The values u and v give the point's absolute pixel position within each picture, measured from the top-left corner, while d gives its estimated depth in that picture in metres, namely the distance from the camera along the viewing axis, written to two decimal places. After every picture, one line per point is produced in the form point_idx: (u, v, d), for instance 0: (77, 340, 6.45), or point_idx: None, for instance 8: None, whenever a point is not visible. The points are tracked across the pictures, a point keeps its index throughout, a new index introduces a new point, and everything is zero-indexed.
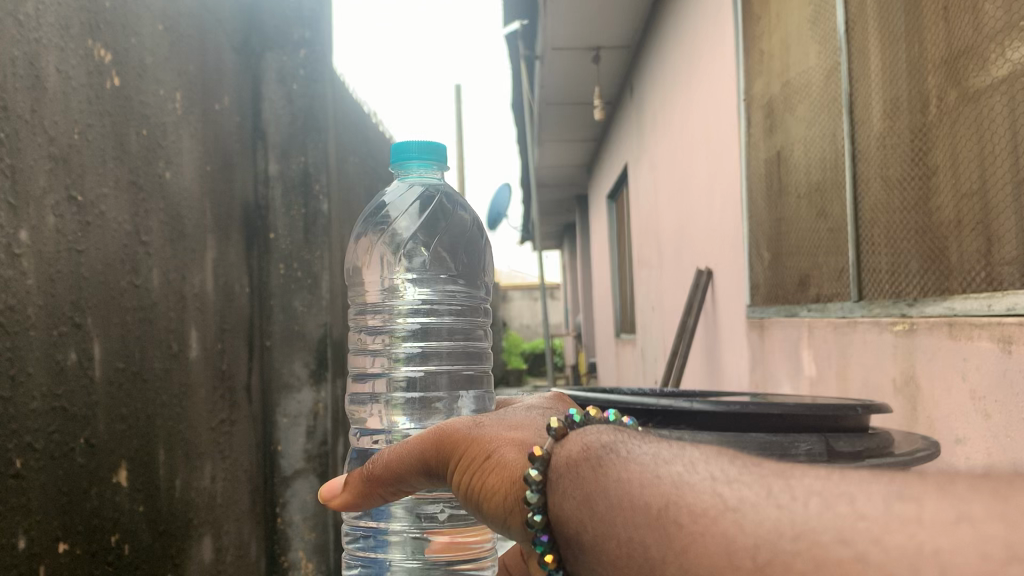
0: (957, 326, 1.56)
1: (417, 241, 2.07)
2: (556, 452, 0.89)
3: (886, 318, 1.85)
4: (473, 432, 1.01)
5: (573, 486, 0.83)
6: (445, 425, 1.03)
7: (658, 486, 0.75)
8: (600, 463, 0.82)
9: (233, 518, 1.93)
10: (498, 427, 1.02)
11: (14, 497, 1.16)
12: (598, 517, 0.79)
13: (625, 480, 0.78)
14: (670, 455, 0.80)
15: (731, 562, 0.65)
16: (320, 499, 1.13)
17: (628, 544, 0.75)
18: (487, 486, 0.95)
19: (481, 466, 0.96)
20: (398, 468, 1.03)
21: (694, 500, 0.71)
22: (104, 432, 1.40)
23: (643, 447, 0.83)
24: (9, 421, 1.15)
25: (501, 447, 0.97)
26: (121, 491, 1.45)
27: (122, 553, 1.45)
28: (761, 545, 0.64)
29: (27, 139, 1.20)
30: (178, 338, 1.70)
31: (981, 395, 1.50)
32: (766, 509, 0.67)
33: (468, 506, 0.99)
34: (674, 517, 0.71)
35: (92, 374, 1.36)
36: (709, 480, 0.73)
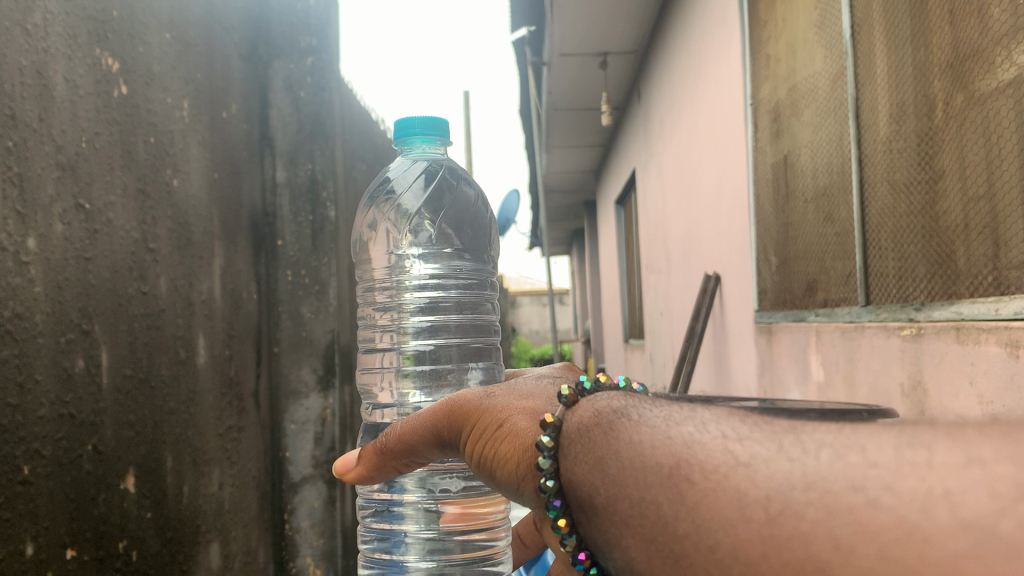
0: (964, 331, 1.55)
1: (423, 216, 2.05)
2: (567, 418, 0.87)
3: (894, 323, 1.84)
4: (484, 402, 1.00)
5: (584, 450, 0.82)
6: (457, 395, 1.03)
7: (669, 446, 0.74)
8: (612, 428, 0.81)
9: (241, 524, 1.93)
10: (508, 396, 1.01)
11: (22, 504, 1.16)
12: (611, 479, 0.77)
13: (637, 442, 0.77)
14: (682, 417, 0.79)
15: (742, 514, 0.65)
16: (336, 470, 1.14)
17: (638, 502, 0.74)
18: (499, 453, 0.95)
19: (493, 432, 0.96)
20: (411, 440, 1.05)
21: (705, 458, 0.71)
22: (112, 439, 1.40)
23: (655, 411, 0.82)
24: (17, 428, 1.16)
25: (512, 416, 0.96)
26: (129, 497, 1.45)
27: (130, 560, 1.45)
28: (772, 498, 0.65)
29: (35, 147, 1.21)
30: (186, 345, 1.70)
31: (989, 399, 1.49)
32: (777, 464, 0.67)
33: (480, 474, 0.99)
34: (686, 475, 0.71)
35: (99, 382, 1.37)
36: (719, 438, 0.72)
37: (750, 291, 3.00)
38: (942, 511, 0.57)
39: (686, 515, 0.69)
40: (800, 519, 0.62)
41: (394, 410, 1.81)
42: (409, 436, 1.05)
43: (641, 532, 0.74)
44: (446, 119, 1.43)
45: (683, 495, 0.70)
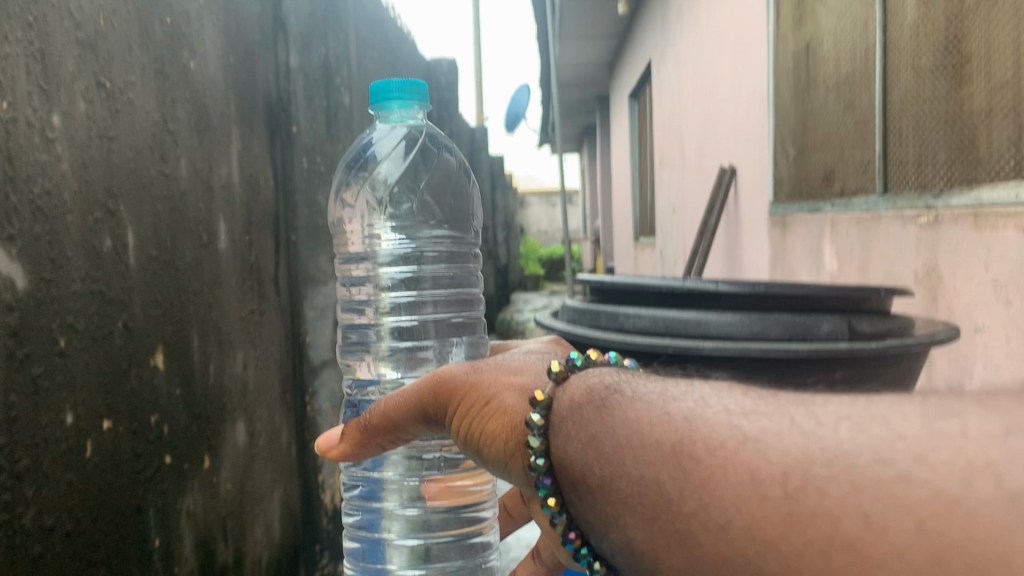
0: (982, 216, 1.56)
1: (402, 189, 2.09)
2: (556, 397, 0.90)
3: (910, 211, 1.84)
4: (472, 377, 1.02)
5: (577, 428, 0.84)
6: (442, 370, 1.06)
7: (668, 423, 0.76)
8: (605, 404, 0.83)
9: (265, 404, 2.01)
10: (497, 371, 1.03)
11: (60, 375, 1.20)
12: (605, 457, 0.79)
13: (633, 419, 0.79)
14: (680, 394, 0.81)
15: (755, 490, 0.66)
16: (321, 445, 1.20)
17: (637, 478, 0.75)
18: (487, 431, 0.98)
19: (478, 410, 0.99)
20: (398, 415, 1.08)
21: (710, 432, 0.72)
22: (141, 317, 1.44)
23: (648, 387, 0.85)
24: (52, 301, 1.19)
25: (499, 392, 0.99)
26: (158, 373, 1.50)
27: (161, 433, 1.52)
28: (792, 470, 0.64)
29: (55, 24, 1.20)
30: (207, 229, 1.73)
31: (1003, 282, 1.52)
32: (791, 438, 0.67)
33: (467, 449, 1.02)
34: (689, 452, 0.71)
35: (126, 261, 1.40)
36: (726, 411, 0.74)
37: (765, 183, 3.00)
38: (986, 484, 0.55)
39: (695, 490, 0.69)
40: (825, 494, 0.62)
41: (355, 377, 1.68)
42: (395, 413, 1.08)
43: (641, 510, 0.74)
44: (422, 83, 1.40)
45: (688, 474, 0.71)
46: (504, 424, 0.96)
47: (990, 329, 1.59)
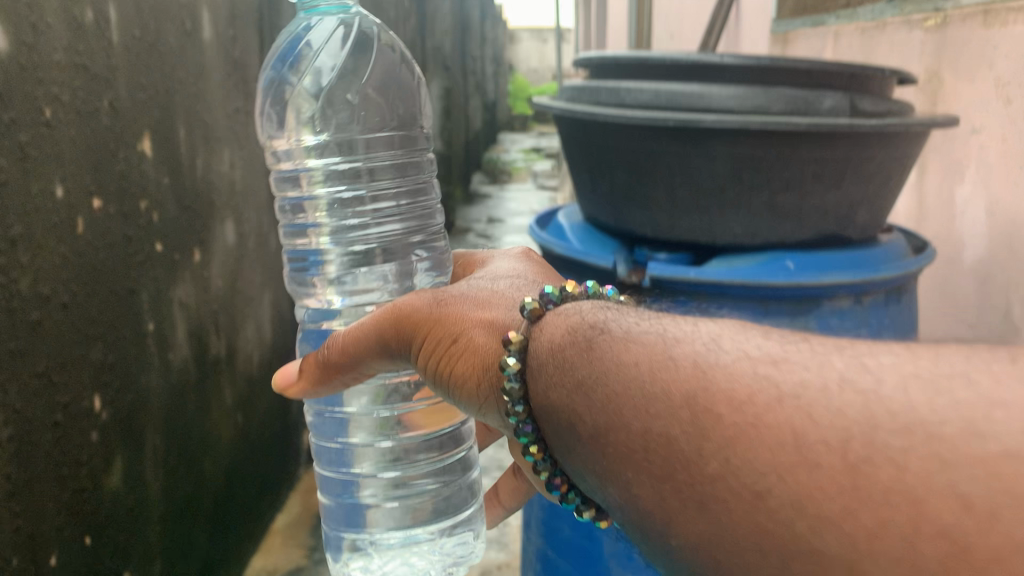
0: (992, 13, 1.75)
1: (336, 84, 1.69)
2: (533, 335, 0.90)
3: (919, 15, 1.97)
4: (436, 311, 0.99)
5: (564, 374, 0.81)
6: (398, 303, 1.03)
7: (685, 368, 0.70)
8: (591, 345, 0.81)
9: (252, 207, 2.02)
10: (464, 304, 1.00)
11: (47, 147, 1.18)
12: (601, 406, 0.75)
13: (627, 366, 0.75)
14: (680, 334, 0.76)
15: (809, 459, 0.59)
16: (277, 384, 1.15)
17: (646, 440, 0.70)
18: (456, 370, 0.97)
19: (445, 346, 0.97)
20: (361, 349, 1.05)
21: (727, 384, 0.67)
22: (126, 99, 1.41)
23: (637, 325, 0.81)
24: (36, 69, 1.14)
25: (468, 327, 0.97)
26: (146, 161, 1.49)
27: (151, 221, 1.51)
28: (858, 435, 0.58)
29: None
30: (191, 17, 1.66)
31: (1006, 81, 1.75)
32: (847, 401, 0.60)
33: (435, 382, 1.01)
34: (704, 406, 0.66)
35: (109, 37, 1.35)
36: (765, 366, 0.67)
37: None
38: None
39: (725, 453, 0.64)
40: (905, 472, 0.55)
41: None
42: (356, 349, 1.05)
43: (664, 477, 0.68)
44: None
45: (707, 432, 0.65)
46: (472, 361, 0.95)
47: (987, 130, 1.83)
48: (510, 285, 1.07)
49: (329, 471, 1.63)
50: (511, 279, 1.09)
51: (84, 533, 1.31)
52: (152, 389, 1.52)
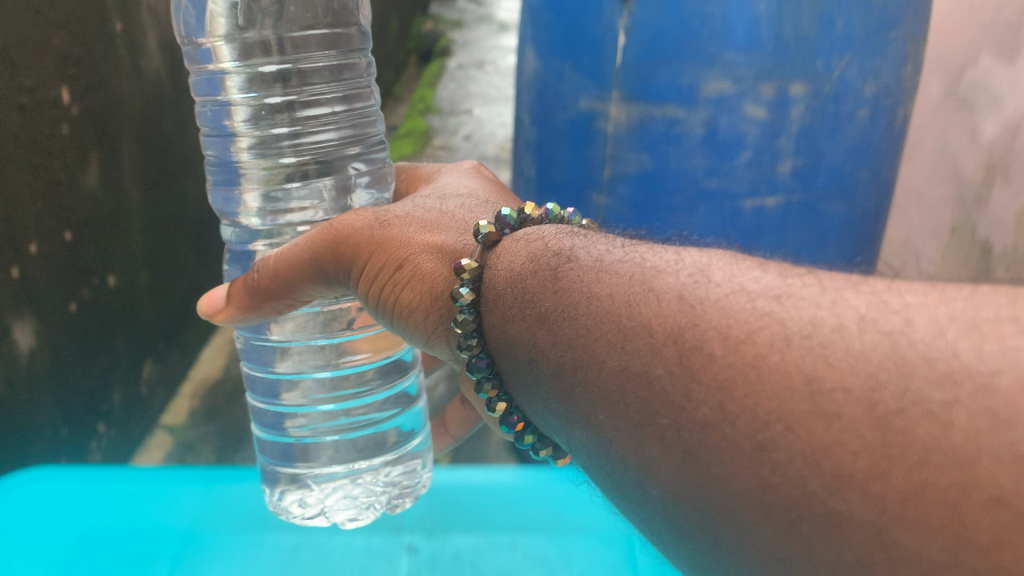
0: None
1: None
2: (494, 265, 0.38)
3: None
4: (378, 234, 0.42)
5: (508, 300, 0.37)
6: (337, 219, 0.43)
7: (658, 281, 0.32)
8: (556, 277, 0.35)
9: None
10: (417, 232, 0.42)
11: None
12: (551, 343, 0.34)
13: (597, 295, 0.33)
14: (670, 260, 0.33)
15: (816, 409, 0.25)
16: (206, 314, 0.49)
17: (615, 375, 0.31)
18: (404, 313, 0.41)
19: (387, 284, 0.41)
20: (296, 274, 0.44)
21: (722, 306, 0.29)
22: None
23: (615, 252, 0.35)
24: None
25: (421, 260, 0.40)
26: None
27: None
28: (883, 384, 0.25)
29: None
30: None
31: None
32: (871, 333, 0.26)
33: (395, 331, 0.43)
34: (673, 322, 0.30)
35: None
36: (775, 298, 0.29)
37: None
38: None
39: (715, 396, 0.28)
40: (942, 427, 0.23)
41: (233, 94, 0.54)
42: (287, 276, 0.44)
43: (625, 411, 0.30)
44: None
45: (730, 389, 0.27)
46: (430, 303, 0.40)
47: None
48: (469, 203, 0.46)
49: (255, 407, 0.59)
50: (471, 190, 0.49)
51: (113, 302, 0.73)
52: (125, 98, 0.72)
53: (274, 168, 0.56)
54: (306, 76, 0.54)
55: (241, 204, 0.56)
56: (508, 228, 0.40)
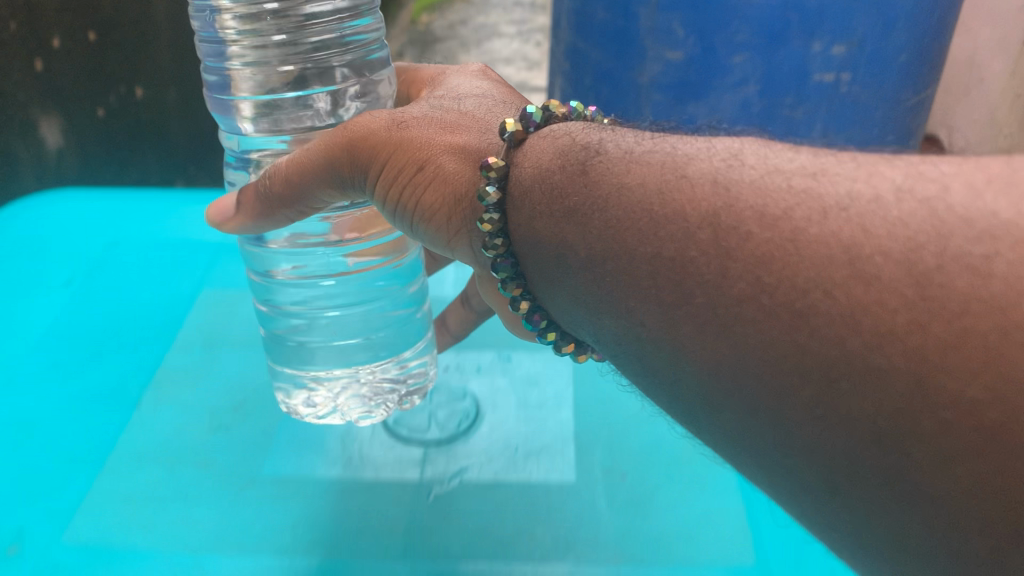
0: None
1: None
2: (522, 165, 0.38)
3: None
4: (396, 134, 0.41)
5: (539, 201, 0.37)
6: (352, 122, 0.42)
7: (693, 170, 0.33)
8: (585, 171, 0.36)
9: None
10: (434, 131, 0.41)
11: None
12: (584, 232, 0.35)
13: (629, 188, 0.34)
14: (699, 150, 0.34)
15: (855, 272, 0.27)
16: (216, 224, 0.50)
17: (648, 260, 0.32)
18: (426, 215, 0.41)
19: (408, 186, 0.41)
20: (309, 181, 0.43)
21: (761, 190, 0.30)
22: None
23: (646, 145, 0.36)
24: None
25: (444, 160, 0.40)
26: None
27: None
28: (917, 244, 0.26)
29: None
30: None
31: None
32: (906, 203, 0.27)
33: (415, 236, 0.43)
34: (714, 207, 0.31)
35: None
36: (810, 177, 0.30)
37: None
38: None
39: (752, 269, 0.29)
40: (978, 275, 0.25)
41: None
42: (298, 182, 0.43)
43: (658, 296, 0.32)
44: None
45: (767, 262, 0.28)
46: (451, 207, 0.40)
47: None
48: (485, 103, 0.46)
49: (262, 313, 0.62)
50: (488, 90, 0.48)
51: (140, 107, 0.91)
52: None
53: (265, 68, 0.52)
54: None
55: (236, 114, 0.53)
56: (535, 127, 0.40)
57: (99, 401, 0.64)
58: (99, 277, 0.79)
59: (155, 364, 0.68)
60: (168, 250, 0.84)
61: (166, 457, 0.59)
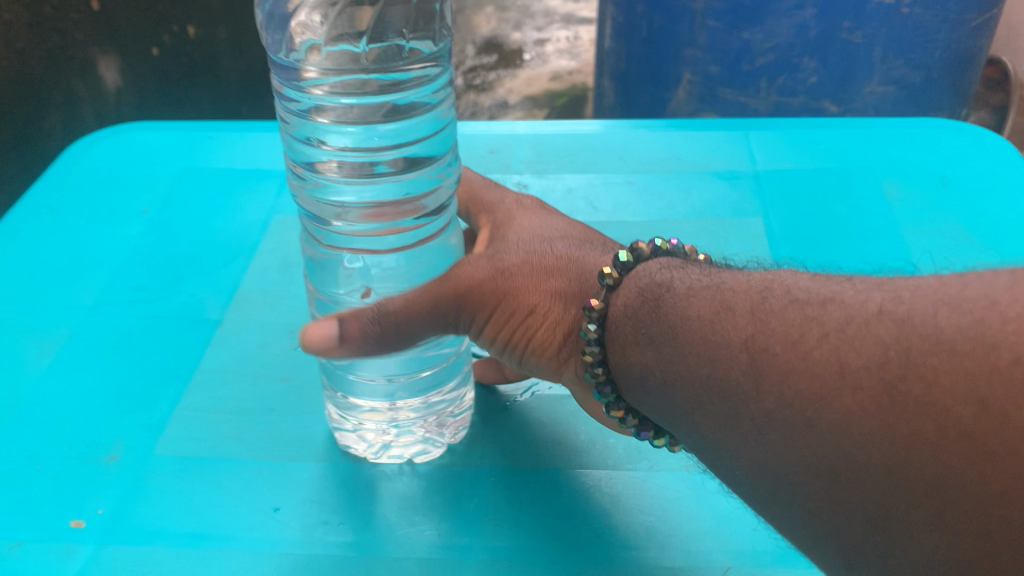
0: None
1: None
2: (614, 302, 0.48)
3: None
4: (502, 284, 0.50)
5: (624, 330, 0.46)
6: (455, 273, 0.51)
7: (735, 299, 0.42)
8: (657, 305, 0.45)
9: None
10: (533, 273, 0.51)
11: None
12: (665, 355, 0.44)
13: (691, 317, 0.43)
14: (741, 283, 0.43)
15: (847, 385, 0.36)
16: (313, 348, 0.49)
17: (704, 376, 0.42)
18: (537, 346, 0.51)
19: (517, 323, 0.51)
20: (421, 319, 0.49)
21: (779, 318, 0.40)
22: None
23: (701, 278, 0.46)
24: None
25: (546, 303, 0.50)
26: None
27: None
28: (889, 357, 0.36)
29: None
30: None
31: None
32: (884, 324, 0.37)
33: (525, 365, 0.53)
34: (751, 335, 0.40)
35: None
36: (819, 305, 0.39)
37: None
38: None
39: (779, 386, 0.39)
40: (929, 384, 0.34)
41: (301, 8, 0.54)
42: (408, 322, 0.49)
43: (715, 403, 0.41)
44: None
45: (787, 380, 0.38)
46: (562, 342, 0.51)
47: None
48: (572, 243, 0.54)
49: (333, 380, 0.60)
50: (552, 225, 0.56)
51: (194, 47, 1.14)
52: None
53: (335, 106, 0.55)
54: (383, 21, 0.54)
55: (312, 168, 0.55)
56: (627, 269, 0.49)
57: (182, 321, 0.73)
58: (175, 205, 0.86)
59: (233, 286, 0.77)
60: (237, 169, 0.90)
61: (250, 373, 0.68)
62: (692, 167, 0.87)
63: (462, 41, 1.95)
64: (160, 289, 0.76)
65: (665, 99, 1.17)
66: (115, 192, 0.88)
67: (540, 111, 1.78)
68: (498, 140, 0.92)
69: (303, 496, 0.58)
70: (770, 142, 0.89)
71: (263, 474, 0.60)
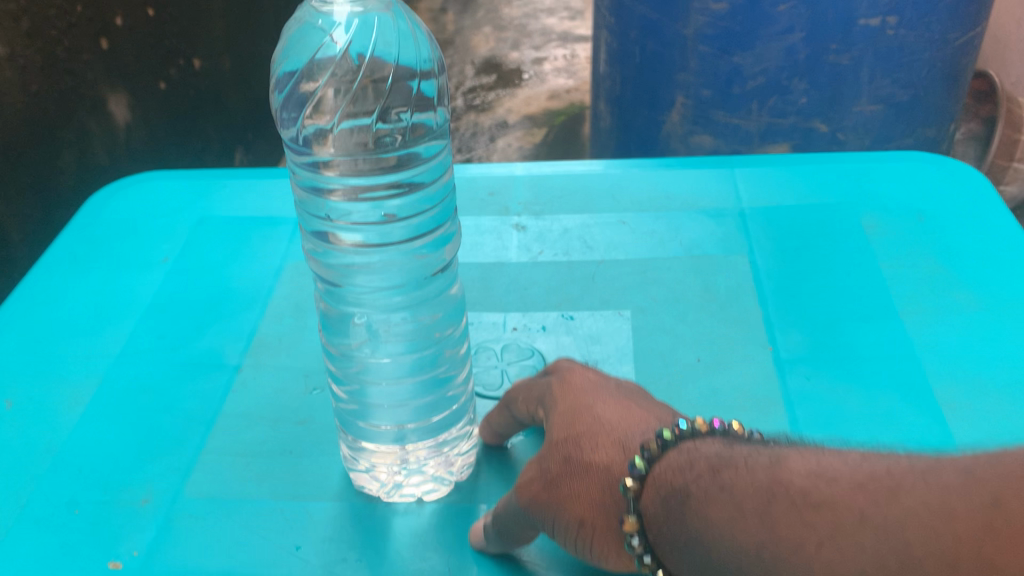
0: None
1: None
2: (644, 507, 0.47)
3: None
4: (546, 499, 0.51)
5: (658, 531, 0.45)
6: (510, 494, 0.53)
7: (743, 502, 0.40)
8: (675, 503, 0.43)
9: None
10: (567, 484, 0.50)
11: None
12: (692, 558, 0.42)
13: (703, 522, 0.41)
14: (747, 475, 0.41)
15: None
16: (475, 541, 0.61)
17: None
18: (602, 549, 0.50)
19: (576, 538, 0.50)
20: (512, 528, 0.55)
21: (783, 525, 0.37)
22: None
23: (713, 466, 0.43)
24: None
25: (588, 513, 0.49)
26: None
27: None
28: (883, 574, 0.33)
29: None
30: None
31: None
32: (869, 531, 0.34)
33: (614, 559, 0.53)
34: (760, 546, 0.38)
35: None
36: (814, 509, 0.37)
37: None
38: None
39: None
40: None
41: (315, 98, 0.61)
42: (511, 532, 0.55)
43: None
44: None
45: None
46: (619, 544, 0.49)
47: None
48: (596, 426, 0.52)
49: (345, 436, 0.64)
50: (577, 408, 0.54)
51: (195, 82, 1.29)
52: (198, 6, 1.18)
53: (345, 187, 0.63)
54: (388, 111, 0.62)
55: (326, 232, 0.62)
56: (647, 473, 0.47)
57: (204, 367, 0.78)
58: (192, 254, 0.91)
59: (250, 332, 0.82)
60: (249, 215, 0.95)
61: (269, 417, 0.73)
62: (680, 205, 0.92)
63: (463, 62, 2.02)
64: (182, 336, 0.81)
65: (660, 121, 1.21)
66: (135, 241, 0.93)
67: (539, 130, 1.82)
68: (497, 183, 0.97)
69: (321, 535, 0.63)
70: (755, 179, 0.94)
71: (281, 515, 0.65)
